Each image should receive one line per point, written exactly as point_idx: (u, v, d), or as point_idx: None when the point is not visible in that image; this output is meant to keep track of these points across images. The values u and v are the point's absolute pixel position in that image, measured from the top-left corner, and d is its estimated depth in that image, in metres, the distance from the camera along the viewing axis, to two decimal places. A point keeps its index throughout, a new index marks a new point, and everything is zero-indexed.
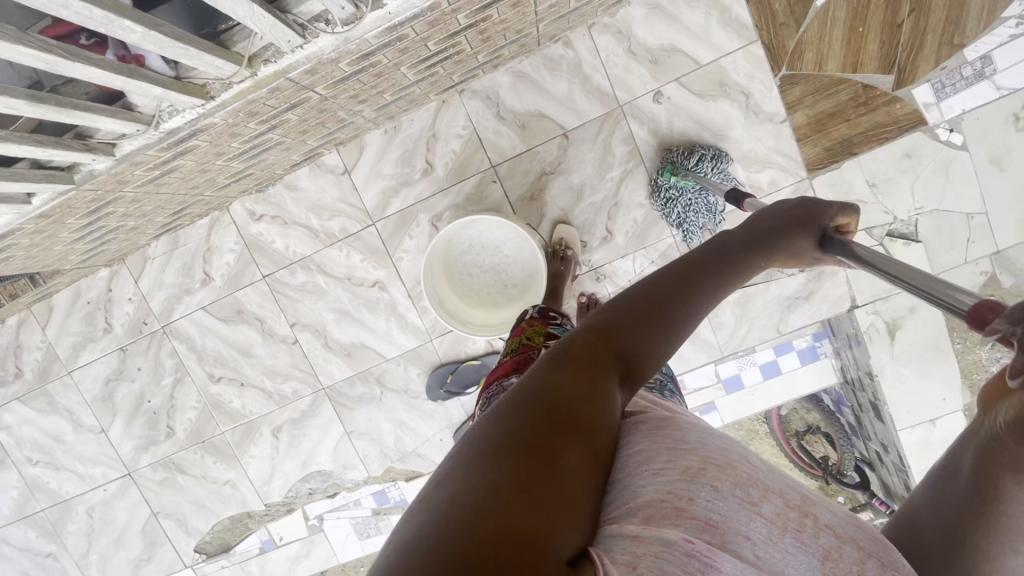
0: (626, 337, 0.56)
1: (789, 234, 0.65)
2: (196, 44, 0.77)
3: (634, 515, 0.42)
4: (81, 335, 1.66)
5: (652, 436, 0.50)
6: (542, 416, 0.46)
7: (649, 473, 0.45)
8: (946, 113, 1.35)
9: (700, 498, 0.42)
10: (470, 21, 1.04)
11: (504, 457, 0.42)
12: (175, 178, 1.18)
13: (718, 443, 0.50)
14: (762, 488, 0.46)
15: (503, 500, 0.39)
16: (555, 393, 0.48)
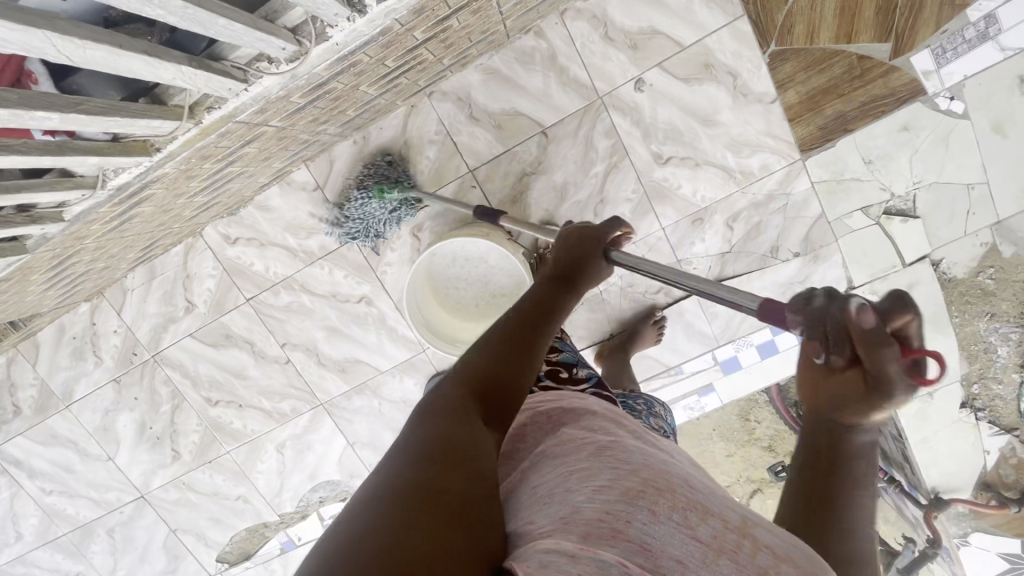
0: (491, 367, 0.61)
1: (587, 254, 0.79)
2: (125, 111, 0.71)
3: (572, 530, 0.42)
4: (72, 370, 1.64)
5: (596, 456, 0.49)
6: (447, 456, 0.47)
7: (590, 491, 0.45)
8: (946, 81, 1.26)
9: (637, 521, 0.42)
10: (428, 35, 0.96)
11: (409, 491, 0.42)
12: (137, 223, 1.13)
13: (660, 464, 0.48)
14: (701, 511, 0.44)
15: (404, 526, 0.38)
16: (455, 439, 0.50)
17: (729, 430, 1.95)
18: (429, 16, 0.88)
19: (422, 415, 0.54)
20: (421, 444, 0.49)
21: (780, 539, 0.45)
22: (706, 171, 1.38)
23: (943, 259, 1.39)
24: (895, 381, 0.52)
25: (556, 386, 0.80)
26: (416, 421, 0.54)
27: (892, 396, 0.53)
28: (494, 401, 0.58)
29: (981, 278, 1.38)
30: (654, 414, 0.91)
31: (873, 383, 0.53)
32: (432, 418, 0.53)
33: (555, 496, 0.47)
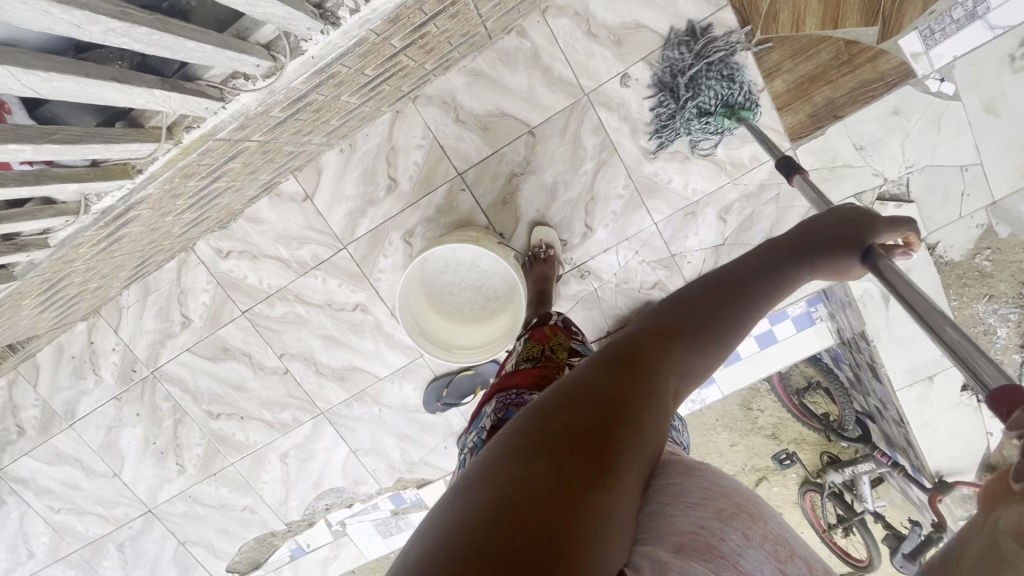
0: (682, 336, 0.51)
1: (847, 237, 0.57)
2: (104, 137, 0.71)
3: (665, 541, 0.41)
4: (73, 390, 1.64)
5: (690, 473, 0.48)
6: (603, 419, 0.43)
7: (684, 506, 0.44)
8: (936, 62, 1.24)
9: (731, 540, 0.41)
10: (405, 42, 0.95)
11: (554, 446, 0.41)
12: (126, 243, 1.12)
13: (752, 494, 0.48)
14: (790, 549, 0.44)
15: (538, 486, 0.38)
16: (620, 398, 0.45)
17: (733, 420, 1.94)
18: (405, 24, 0.87)
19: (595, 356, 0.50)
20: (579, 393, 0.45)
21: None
22: (696, 164, 1.37)
23: (939, 242, 1.38)
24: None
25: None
26: (587, 362, 0.50)
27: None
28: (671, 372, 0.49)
29: (979, 260, 1.37)
30: (676, 430, 0.88)
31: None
32: (602, 362, 0.48)
33: (644, 504, 0.46)
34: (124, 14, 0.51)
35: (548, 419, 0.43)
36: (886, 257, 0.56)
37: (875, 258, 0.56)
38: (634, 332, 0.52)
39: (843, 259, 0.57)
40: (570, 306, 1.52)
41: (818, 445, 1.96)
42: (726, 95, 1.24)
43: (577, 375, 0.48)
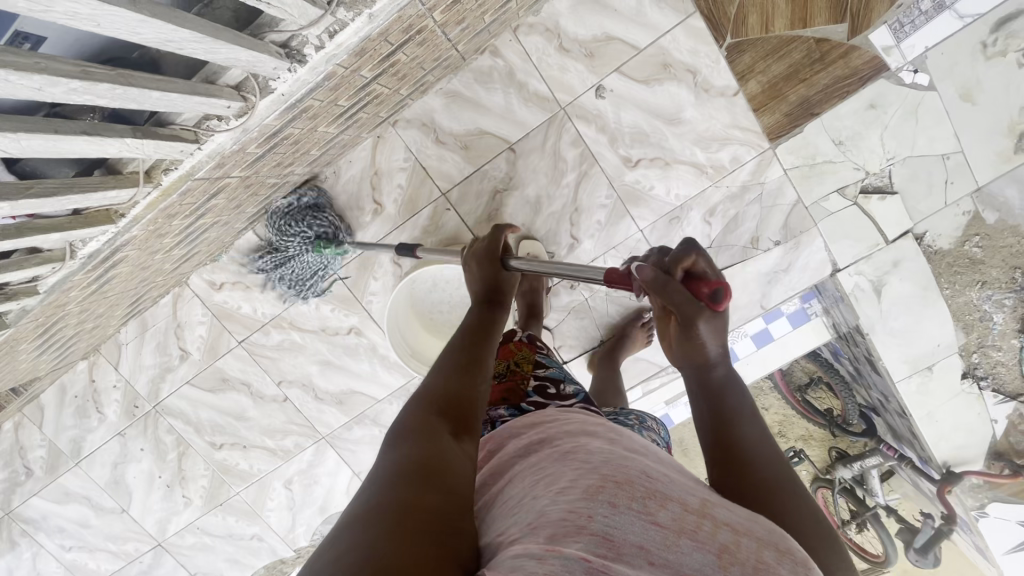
0: (454, 390, 0.64)
1: (495, 272, 0.83)
2: (79, 187, 0.73)
3: (539, 533, 0.42)
4: (78, 428, 1.66)
5: (562, 458, 0.50)
6: (420, 472, 0.48)
7: (554, 495, 0.45)
8: (908, 54, 1.25)
9: (598, 514, 0.42)
10: (376, 71, 0.96)
11: (388, 509, 0.43)
12: (118, 282, 1.14)
13: (623, 458, 0.49)
14: (659, 498, 0.45)
15: (396, 549, 0.39)
16: (431, 457, 0.51)
17: None
18: (372, 55, 0.89)
19: (392, 446, 0.54)
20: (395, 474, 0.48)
21: (738, 519, 0.46)
22: (677, 169, 1.37)
23: (926, 232, 1.38)
24: (690, 309, 0.69)
25: (543, 403, 0.76)
26: (388, 449, 0.54)
27: (698, 324, 0.69)
28: (461, 428, 0.58)
29: (969, 247, 1.36)
30: (648, 428, 0.89)
31: (681, 316, 0.70)
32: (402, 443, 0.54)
33: (524, 504, 0.47)
34: (86, 73, 0.54)
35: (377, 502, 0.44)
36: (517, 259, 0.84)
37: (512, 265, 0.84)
38: (411, 415, 0.59)
39: (506, 287, 0.83)
40: (561, 317, 1.54)
41: (826, 440, 1.93)
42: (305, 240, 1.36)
43: (384, 464, 0.51)
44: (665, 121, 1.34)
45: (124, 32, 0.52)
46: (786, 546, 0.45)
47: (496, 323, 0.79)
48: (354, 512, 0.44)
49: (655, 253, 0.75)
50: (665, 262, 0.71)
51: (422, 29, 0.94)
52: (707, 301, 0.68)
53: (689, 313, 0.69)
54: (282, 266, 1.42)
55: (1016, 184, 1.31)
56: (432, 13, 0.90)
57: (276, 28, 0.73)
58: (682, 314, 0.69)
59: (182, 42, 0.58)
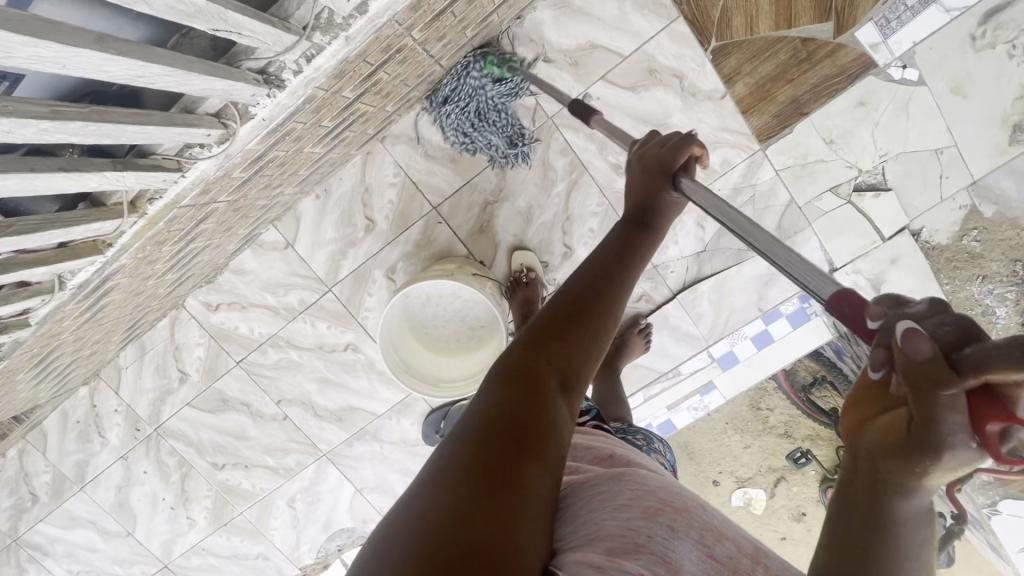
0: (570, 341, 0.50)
1: (655, 187, 0.59)
2: (61, 222, 0.73)
3: (596, 544, 0.42)
4: (81, 453, 1.66)
5: (617, 480, 0.50)
6: (515, 432, 0.43)
7: (612, 510, 0.45)
8: (896, 50, 1.24)
9: (657, 536, 0.42)
10: (358, 91, 0.96)
11: (469, 469, 0.40)
12: (111, 310, 1.14)
13: (677, 492, 0.50)
14: (715, 532, 0.45)
15: (474, 516, 0.37)
16: (529, 414, 0.44)
17: (744, 422, 1.91)
18: (352, 76, 0.89)
19: (489, 377, 0.48)
20: (482, 417, 0.44)
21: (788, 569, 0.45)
22: None
23: (922, 228, 1.36)
24: (951, 438, 0.36)
25: None
26: (489, 380, 0.48)
27: (941, 459, 0.37)
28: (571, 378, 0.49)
29: (967, 242, 1.34)
30: (656, 450, 0.89)
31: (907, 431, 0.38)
32: (505, 383, 0.46)
33: (576, 512, 0.47)
34: (57, 113, 0.54)
35: (460, 448, 0.42)
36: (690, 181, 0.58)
37: (685, 185, 0.58)
38: (523, 345, 0.50)
39: (666, 211, 0.60)
40: None
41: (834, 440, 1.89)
42: (486, 85, 1.24)
43: (476, 402, 0.47)
44: (654, 127, 1.33)
45: (91, 72, 0.52)
46: None
47: (647, 240, 0.58)
48: (438, 459, 0.42)
49: (929, 309, 0.40)
50: (956, 355, 0.36)
51: (401, 48, 0.93)
52: (990, 447, 0.35)
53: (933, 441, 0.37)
54: (483, 139, 1.31)
55: (1013, 176, 1.29)
56: (411, 32, 0.90)
57: (253, 56, 0.74)
58: (921, 436, 0.37)
59: (154, 76, 0.58)
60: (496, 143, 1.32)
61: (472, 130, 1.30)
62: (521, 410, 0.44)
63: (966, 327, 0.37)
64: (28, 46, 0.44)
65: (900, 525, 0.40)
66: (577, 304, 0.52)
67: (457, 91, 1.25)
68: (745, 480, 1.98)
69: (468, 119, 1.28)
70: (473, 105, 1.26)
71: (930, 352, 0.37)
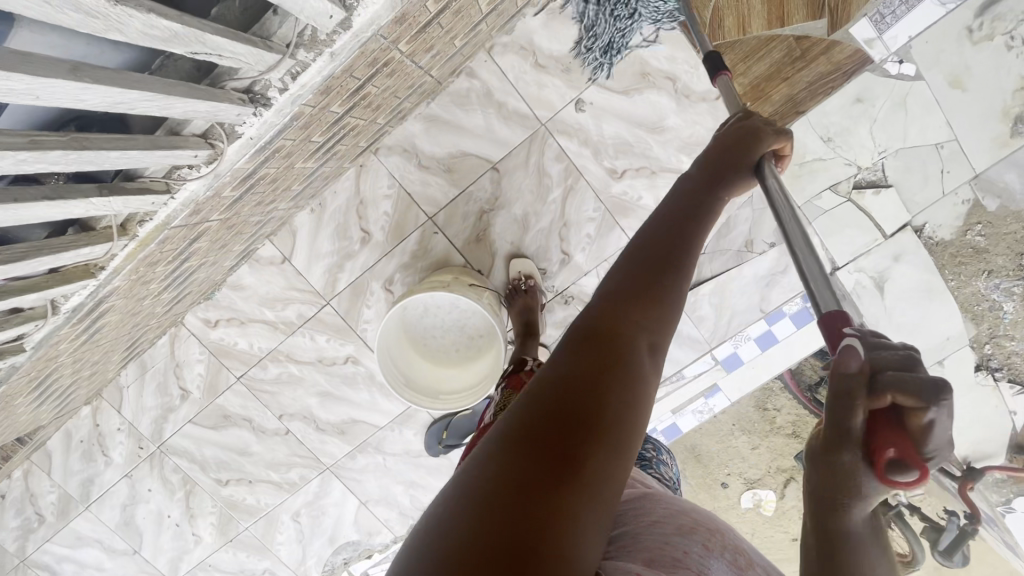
0: (651, 304, 0.50)
1: (737, 161, 0.60)
2: (50, 248, 0.73)
3: (635, 556, 0.42)
4: (85, 472, 1.66)
5: (647, 499, 0.51)
6: (581, 405, 0.41)
7: (648, 526, 0.46)
8: (892, 45, 1.22)
9: (693, 552, 0.43)
10: (346, 106, 0.96)
11: (530, 441, 0.40)
12: (108, 331, 1.14)
13: (708, 512, 0.51)
14: (745, 556, 0.46)
15: (533, 493, 0.37)
16: (594, 387, 0.43)
17: (751, 424, 1.89)
18: (340, 91, 0.89)
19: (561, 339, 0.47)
20: (543, 383, 0.43)
21: None
22: (664, 177, 1.35)
23: (925, 224, 1.34)
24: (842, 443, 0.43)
25: None
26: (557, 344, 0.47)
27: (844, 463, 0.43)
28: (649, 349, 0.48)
29: (971, 237, 1.32)
30: (664, 463, 0.88)
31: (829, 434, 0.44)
32: (575, 350, 0.45)
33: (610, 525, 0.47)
34: (36, 143, 0.54)
35: (522, 410, 0.42)
36: (774, 172, 0.60)
37: (766, 171, 0.60)
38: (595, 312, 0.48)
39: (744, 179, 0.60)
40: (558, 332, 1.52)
41: None
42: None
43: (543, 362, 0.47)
44: (649, 130, 1.32)
45: (67, 101, 0.51)
46: None
47: (716, 213, 0.57)
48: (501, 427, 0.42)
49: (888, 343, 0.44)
50: (878, 376, 0.41)
51: (388, 61, 0.93)
52: (880, 464, 0.41)
53: (839, 449, 0.43)
54: (595, 21, 1.22)
55: (1016, 168, 1.27)
56: (397, 46, 0.89)
57: (235, 76, 0.74)
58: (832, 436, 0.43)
59: (133, 102, 0.58)
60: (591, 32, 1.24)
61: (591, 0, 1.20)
62: (589, 379, 0.43)
63: (895, 357, 0.41)
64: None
65: (841, 537, 0.45)
66: (652, 266, 0.52)
67: None
68: (753, 482, 1.95)
69: None
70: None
71: (857, 369, 0.42)
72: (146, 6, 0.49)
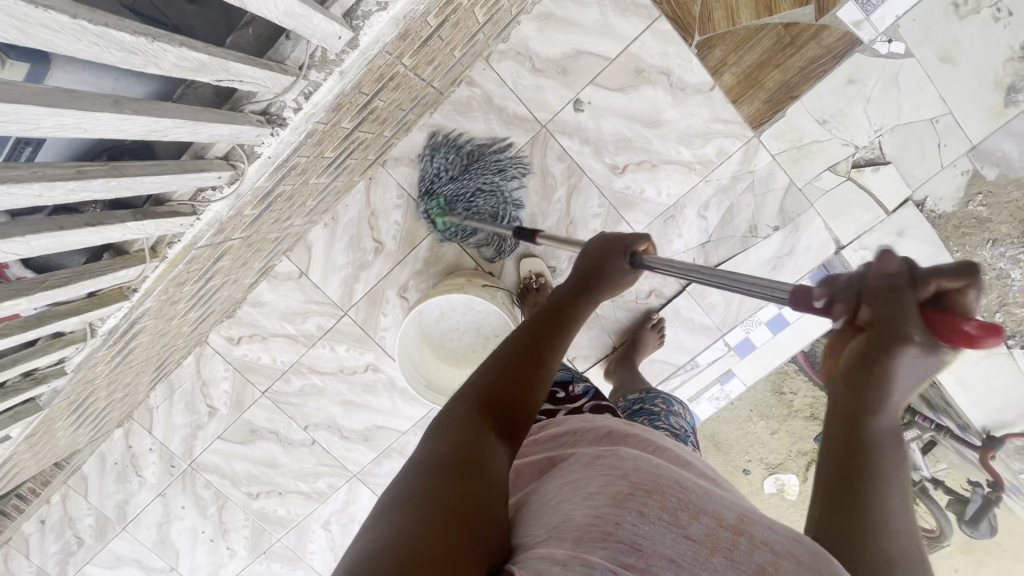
0: (505, 383, 0.58)
1: (602, 262, 0.72)
2: (90, 274, 0.77)
3: (566, 537, 0.42)
4: (121, 493, 1.71)
5: (592, 467, 0.50)
6: (469, 465, 0.47)
7: (582, 499, 0.45)
8: (880, 25, 1.25)
9: (626, 522, 0.41)
10: (356, 121, 1.00)
11: (432, 497, 0.43)
12: (139, 353, 1.19)
13: (655, 468, 0.49)
14: (691, 510, 0.44)
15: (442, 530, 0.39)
16: (473, 451, 0.49)
17: (768, 408, 1.90)
18: (349, 107, 0.93)
19: (434, 429, 0.53)
20: (434, 456, 0.48)
21: (779, 535, 0.44)
22: (665, 170, 1.39)
23: (926, 198, 1.36)
24: (901, 348, 0.41)
25: (554, 408, 0.82)
26: (436, 432, 0.53)
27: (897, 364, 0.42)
28: (506, 418, 0.55)
29: (973, 207, 1.34)
30: (675, 413, 0.95)
31: (871, 356, 0.43)
32: (454, 430, 0.52)
33: (550, 509, 0.47)
34: (81, 172, 0.58)
35: (419, 482, 0.45)
36: (649, 256, 0.72)
37: (645, 258, 0.71)
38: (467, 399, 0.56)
39: (607, 280, 0.72)
40: None
41: None
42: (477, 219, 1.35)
43: (427, 445, 0.51)
44: (648, 122, 1.36)
45: (110, 133, 0.56)
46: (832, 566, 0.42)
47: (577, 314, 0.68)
48: (400, 492, 0.44)
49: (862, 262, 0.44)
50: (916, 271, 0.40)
51: (393, 76, 0.97)
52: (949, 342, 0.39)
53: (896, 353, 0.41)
54: (472, 179, 1.34)
55: (1013, 138, 1.29)
56: (401, 61, 0.94)
57: (253, 99, 0.78)
58: (881, 346, 0.42)
59: (166, 130, 0.62)
60: (435, 158, 1.35)
61: (484, 180, 1.34)
62: (463, 446, 0.49)
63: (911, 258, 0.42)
64: (52, 115, 0.48)
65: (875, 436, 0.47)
66: (521, 357, 0.61)
67: (498, 197, 1.36)
68: (776, 466, 1.97)
69: (485, 185, 1.34)
70: (488, 201, 1.34)
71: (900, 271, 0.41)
72: (178, 41, 0.54)
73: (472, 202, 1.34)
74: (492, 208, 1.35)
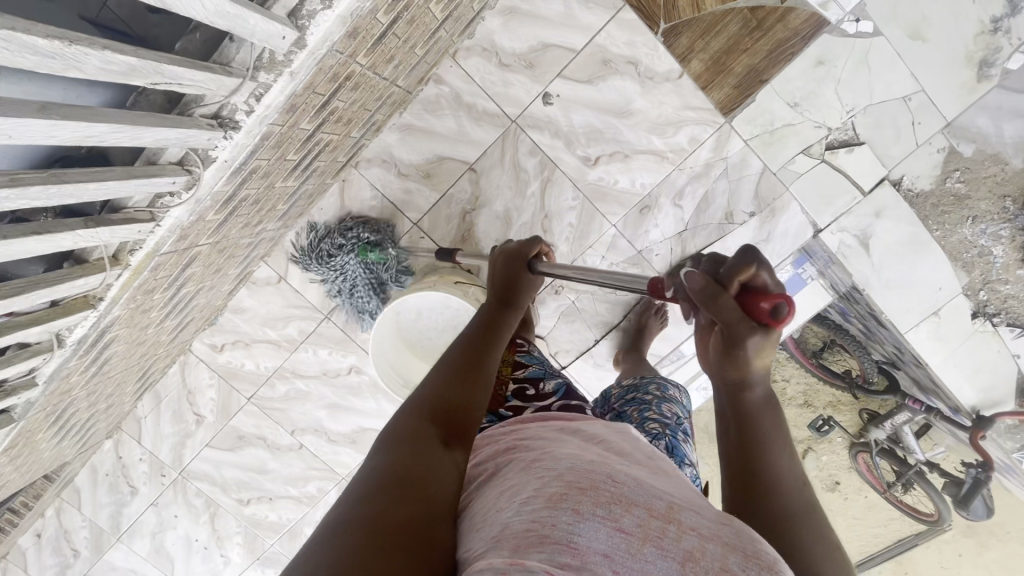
0: (453, 390, 0.64)
1: (515, 272, 0.83)
2: (47, 283, 0.78)
3: (503, 545, 0.41)
4: (113, 504, 1.72)
5: (529, 469, 0.50)
6: (408, 483, 0.49)
7: (519, 505, 0.44)
8: (846, 5, 1.23)
9: (561, 522, 0.41)
10: (316, 122, 1.00)
11: (375, 519, 0.44)
12: (117, 362, 1.19)
13: (591, 463, 0.48)
14: (623, 502, 0.44)
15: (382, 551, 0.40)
16: (416, 466, 0.51)
17: None
18: (306, 108, 0.93)
19: (381, 445, 0.55)
20: (378, 475, 0.50)
21: (706, 522, 0.44)
22: (638, 159, 1.38)
23: (903, 176, 1.35)
24: (741, 330, 0.60)
25: (521, 406, 0.81)
26: (382, 449, 0.55)
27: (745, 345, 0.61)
28: (452, 426, 0.59)
29: (951, 184, 1.32)
30: (669, 399, 0.92)
31: (729, 344, 0.62)
32: (397, 446, 0.54)
33: (488, 518, 0.47)
34: (15, 180, 0.59)
35: (364, 504, 0.46)
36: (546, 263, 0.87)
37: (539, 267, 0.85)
38: (410, 416, 0.59)
39: (523, 288, 0.82)
40: (552, 323, 1.55)
41: (855, 404, 1.84)
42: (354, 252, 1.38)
43: (374, 461, 0.53)
44: (617, 113, 1.35)
45: (41, 138, 0.56)
46: (753, 549, 0.43)
47: (504, 322, 0.77)
48: (342, 514, 0.45)
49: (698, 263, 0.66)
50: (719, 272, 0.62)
51: (350, 75, 0.97)
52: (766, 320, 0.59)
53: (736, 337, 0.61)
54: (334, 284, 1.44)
55: (988, 112, 1.27)
56: (355, 59, 0.94)
57: (202, 103, 0.79)
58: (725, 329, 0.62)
59: (102, 135, 0.62)
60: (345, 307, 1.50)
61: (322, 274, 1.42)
62: (406, 463, 0.51)
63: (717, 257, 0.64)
64: None
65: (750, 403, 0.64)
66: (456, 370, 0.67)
67: (325, 251, 1.40)
68: None
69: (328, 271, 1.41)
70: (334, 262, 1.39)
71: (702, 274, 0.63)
72: (100, 44, 0.54)
73: (345, 271, 1.40)
74: (334, 247, 1.39)
